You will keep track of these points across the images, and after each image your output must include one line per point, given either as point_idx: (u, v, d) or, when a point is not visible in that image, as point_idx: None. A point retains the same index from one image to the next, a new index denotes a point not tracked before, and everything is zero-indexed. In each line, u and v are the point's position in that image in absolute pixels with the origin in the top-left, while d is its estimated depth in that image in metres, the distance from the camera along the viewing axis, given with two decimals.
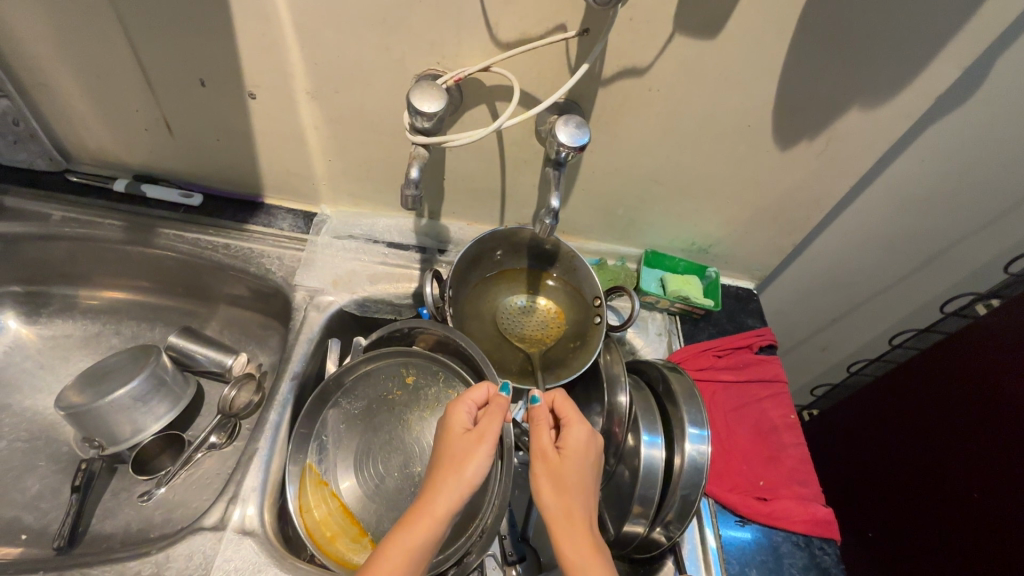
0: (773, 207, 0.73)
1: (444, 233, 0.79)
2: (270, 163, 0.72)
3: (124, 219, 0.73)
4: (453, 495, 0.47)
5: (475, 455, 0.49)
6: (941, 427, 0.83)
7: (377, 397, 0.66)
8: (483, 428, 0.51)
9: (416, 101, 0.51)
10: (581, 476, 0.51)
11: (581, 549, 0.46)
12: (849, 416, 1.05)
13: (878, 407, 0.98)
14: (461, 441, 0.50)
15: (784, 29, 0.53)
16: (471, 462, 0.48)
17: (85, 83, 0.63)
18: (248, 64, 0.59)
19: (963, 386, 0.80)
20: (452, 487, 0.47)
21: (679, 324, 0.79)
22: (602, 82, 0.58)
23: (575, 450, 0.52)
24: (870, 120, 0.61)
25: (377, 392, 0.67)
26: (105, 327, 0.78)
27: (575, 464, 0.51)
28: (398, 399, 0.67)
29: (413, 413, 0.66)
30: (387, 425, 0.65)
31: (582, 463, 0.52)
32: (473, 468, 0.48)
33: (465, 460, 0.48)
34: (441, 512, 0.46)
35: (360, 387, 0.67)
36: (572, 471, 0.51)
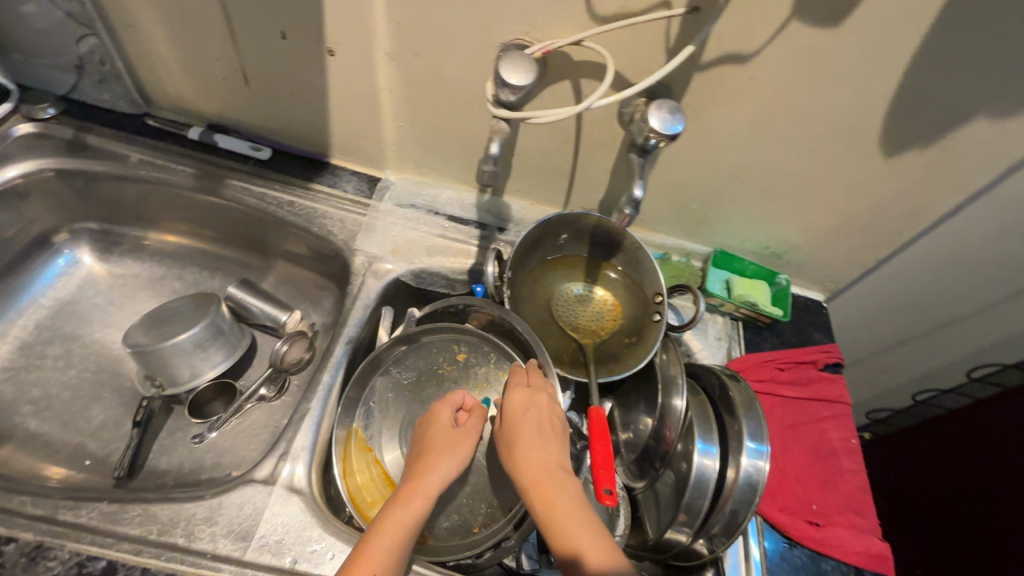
0: (863, 217, 0.68)
1: (506, 211, 0.77)
2: (340, 123, 0.71)
3: (195, 166, 0.73)
4: (439, 478, 0.53)
5: (455, 450, 0.55)
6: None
7: (427, 371, 0.66)
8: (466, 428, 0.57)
9: (504, 71, 0.48)
10: (528, 427, 0.54)
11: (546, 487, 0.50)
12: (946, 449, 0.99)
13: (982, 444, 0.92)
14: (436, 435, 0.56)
15: (916, 21, 0.47)
16: (453, 453, 0.55)
17: (169, 28, 0.63)
18: (331, 19, 0.57)
19: None
20: (440, 470, 0.53)
21: (741, 331, 0.75)
22: (700, 67, 0.54)
23: (515, 410, 0.55)
24: (996, 131, 0.54)
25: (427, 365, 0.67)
26: (169, 271, 0.80)
27: (521, 417, 0.55)
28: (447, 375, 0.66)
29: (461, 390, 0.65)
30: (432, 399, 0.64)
31: (525, 415, 0.55)
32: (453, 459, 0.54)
33: (448, 450, 0.54)
34: (429, 490, 0.51)
35: (411, 358, 0.67)
36: (520, 424, 0.54)
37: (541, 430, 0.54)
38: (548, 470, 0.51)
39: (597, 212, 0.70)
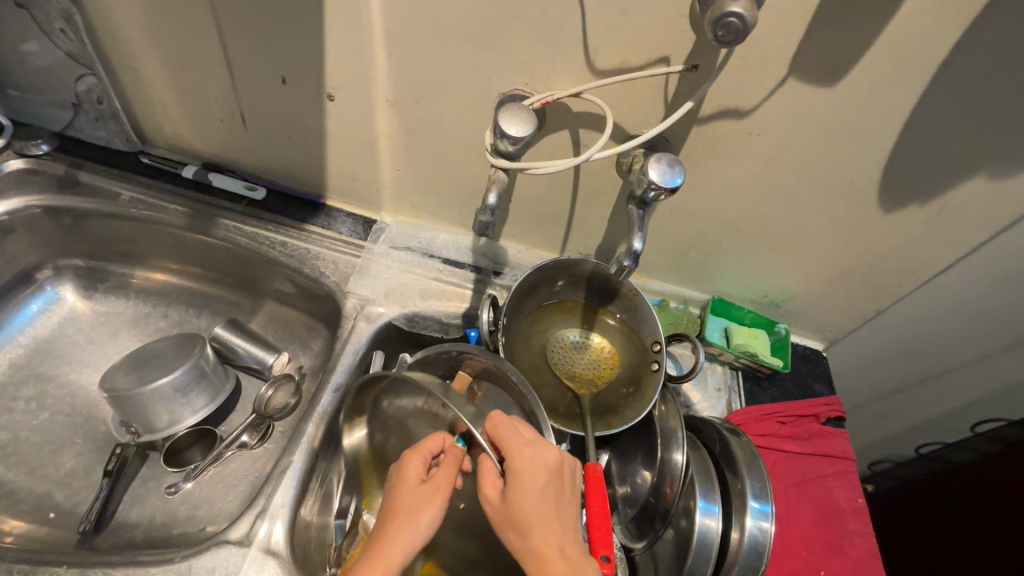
0: (862, 268, 0.67)
1: (502, 254, 0.76)
2: (337, 165, 0.70)
3: (187, 205, 0.72)
4: (407, 548, 0.47)
5: (427, 511, 0.49)
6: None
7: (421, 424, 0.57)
8: (438, 480, 0.50)
9: (503, 122, 0.48)
10: (527, 498, 0.48)
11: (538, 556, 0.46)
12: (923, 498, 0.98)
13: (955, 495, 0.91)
14: (410, 494, 0.50)
15: (912, 84, 0.48)
16: (425, 514, 0.49)
17: (170, 69, 0.63)
18: (332, 66, 0.58)
19: None
20: (406, 537, 0.48)
21: (741, 382, 0.74)
22: (698, 121, 0.54)
23: (525, 480, 0.48)
24: (994, 190, 0.55)
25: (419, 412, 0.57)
26: (154, 309, 0.78)
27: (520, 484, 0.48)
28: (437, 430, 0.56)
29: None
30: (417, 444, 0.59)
31: (527, 483, 0.48)
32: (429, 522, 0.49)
33: (420, 513, 0.49)
34: (392, 561, 0.46)
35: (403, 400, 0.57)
36: (520, 496, 0.47)
37: (553, 499, 0.49)
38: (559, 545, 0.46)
39: (594, 258, 0.69)
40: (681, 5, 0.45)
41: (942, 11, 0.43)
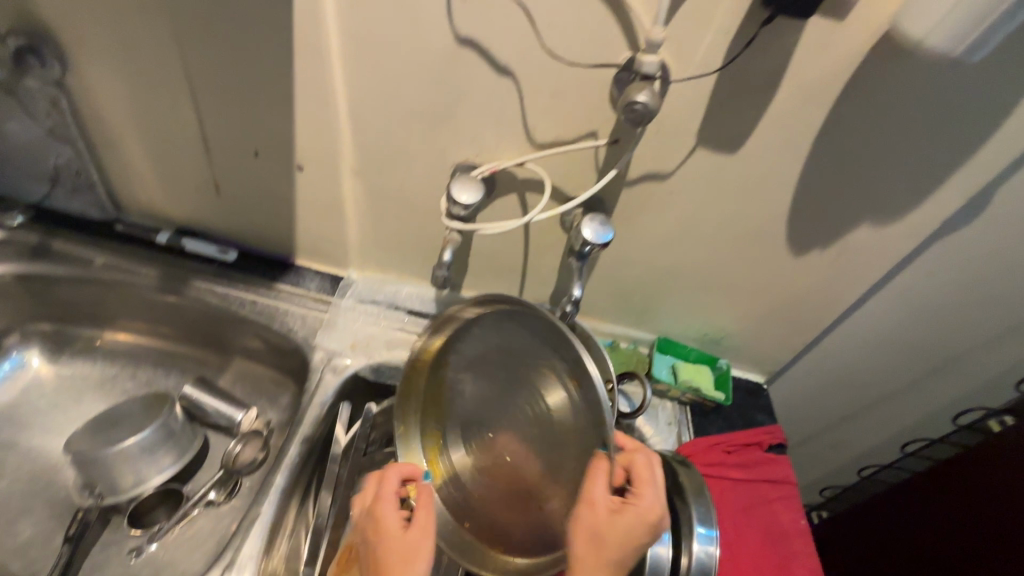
0: (785, 306, 0.75)
1: (463, 303, 0.81)
2: (306, 227, 0.75)
3: (160, 268, 0.75)
4: None
5: (418, 554, 0.53)
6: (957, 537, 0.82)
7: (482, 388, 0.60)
8: (420, 521, 0.55)
9: (454, 190, 0.55)
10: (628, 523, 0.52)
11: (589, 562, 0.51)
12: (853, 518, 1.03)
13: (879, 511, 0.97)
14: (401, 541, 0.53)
15: (797, 152, 0.57)
16: (420, 557, 0.53)
17: (149, 145, 0.69)
18: (301, 141, 0.64)
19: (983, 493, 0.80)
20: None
21: (689, 415, 0.79)
22: (627, 184, 0.62)
23: (639, 526, 0.52)
24: (879, 236, 0.64)
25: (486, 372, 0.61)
26: (122, 370, 0.79)
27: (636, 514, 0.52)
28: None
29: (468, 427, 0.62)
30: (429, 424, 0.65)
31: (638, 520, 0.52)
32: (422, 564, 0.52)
33: (414, 558, 0.52)
34: None
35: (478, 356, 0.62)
36: (619, 531, 0.51)
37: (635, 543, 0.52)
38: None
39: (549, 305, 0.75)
40: (600, 91, 0.54)
41: (811, 96, 0.52)
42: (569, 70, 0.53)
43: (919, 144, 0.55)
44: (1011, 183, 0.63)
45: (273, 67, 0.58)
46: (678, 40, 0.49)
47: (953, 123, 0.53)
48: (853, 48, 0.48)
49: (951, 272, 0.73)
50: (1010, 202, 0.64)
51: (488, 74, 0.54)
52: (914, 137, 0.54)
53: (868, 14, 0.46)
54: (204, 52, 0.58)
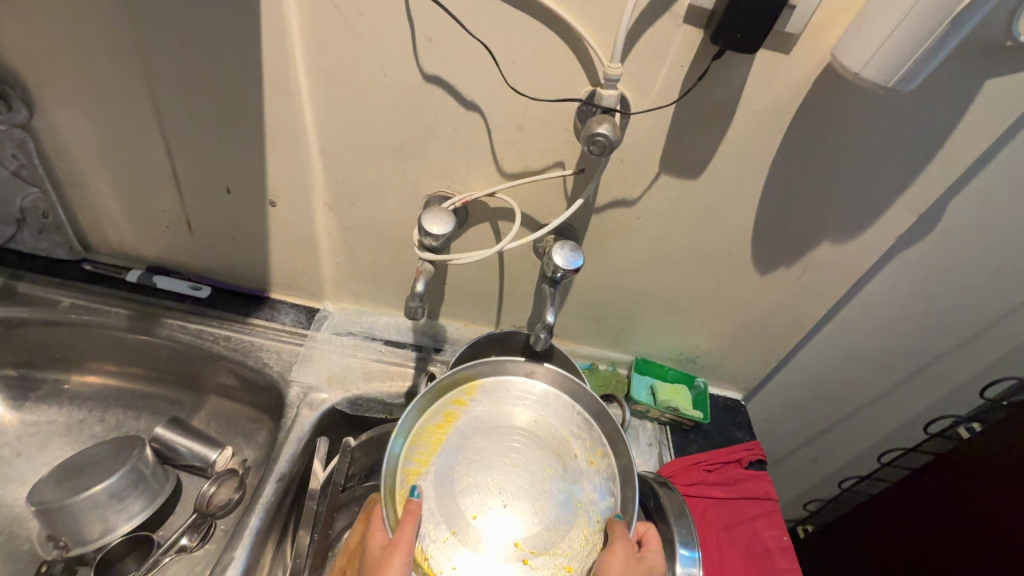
0: (756, 323, 0.77)
1: (441, 331, 0.81)
2: (280, 261, 0.75)
3: (130, 307, 0.75)
4: None
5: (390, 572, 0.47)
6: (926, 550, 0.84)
7: (495, 444, 0.59)
8: (398, 538, 0.50)
9: (426, 222, 0.56)
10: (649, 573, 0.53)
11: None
12: (841, 536, 1.03)
13: (867, 526, 0.98)
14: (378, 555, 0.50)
15: (755, 175, 0.59)
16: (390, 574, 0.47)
17: (119, 185, 0.69)
18: (273, 177, 0.65)
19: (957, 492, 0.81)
20: None
21: (670, 435, 0.80)
22: (596, 210, 0.64)
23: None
24: (840, 253, 0.66)
25: (506, 427, 0.60)
26: (90, 415, 0.77)
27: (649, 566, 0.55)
28: (496, 452, 0.58)
29: (450, 474, 0.56)
30: (406, 462, 0.56)
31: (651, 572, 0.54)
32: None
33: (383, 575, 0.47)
34: None
35: (504, 412, 0.61)
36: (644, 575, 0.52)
37: None
38: None
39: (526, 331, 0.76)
40: (564, 123, 0.56)
41: (763, 123, 0.55)
42: (533, 104, 0.54)
43: (869, 165, 0.57)
44: (960, 199, 0.66)
45: (243, 106, 0.59)
46: (635, 73, 0.52)
47: (898, 145, 0.55)
48: (799, 78, 0.51)
49: (911, 284, 0.75)
50: (960, 216, 0.67)
51: (456, 110, 0.56)
52: (862, 158, 0.57)
53: (812, 47, 0.49)
54: (174, 93, 0.59)
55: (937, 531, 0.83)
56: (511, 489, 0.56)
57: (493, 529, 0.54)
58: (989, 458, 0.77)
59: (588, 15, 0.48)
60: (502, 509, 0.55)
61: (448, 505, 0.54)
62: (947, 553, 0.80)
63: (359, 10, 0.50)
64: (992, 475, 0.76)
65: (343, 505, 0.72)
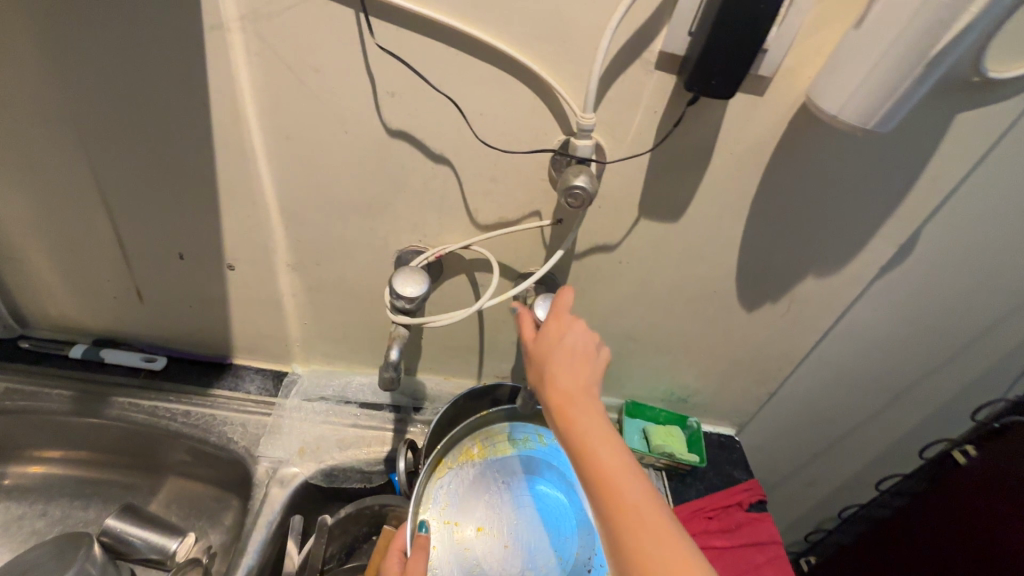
0: (745, 359, 0.75)
1: (420, 389, 0.76)
2: (242, 326, 0.70)
3: (74, 387, 0.69)
4: None
5: None
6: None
7: (537, 508, 0.59)
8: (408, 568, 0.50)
9: (397, 284, 0.52)
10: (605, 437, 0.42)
11: (637, 522, 0.38)
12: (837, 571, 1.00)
13: (865, 558, 0.94)
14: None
15: (737, 214, 0.58)
16: None
17: (58, 256, 0.63)
18: (231, 241, 0.60)
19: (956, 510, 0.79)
20: None
21: (667, 482, 0.76)
22: (576, 257, 0.61)
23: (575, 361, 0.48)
24: (824, 285, 0.65)
25: (571, 501, 0.60)
26: (31, 509, 0.69)
27: (598, 441, 0.42)
28: (531, 503, 0.59)
29: (493, 486, 0.59)
30: (470, 457, 0.61)
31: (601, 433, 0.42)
32: None
33: None
34: None
35: (576, 491, 0.60)
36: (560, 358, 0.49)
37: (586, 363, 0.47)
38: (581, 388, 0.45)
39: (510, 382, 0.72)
40: (539, 173, 0.53)
41: (741, 163, 0.53)
42: (505, 155, 0.52)
43: (848, 200, 0.57)
44: (937, 228, 0.66)
45: (193, 169, 0.55)
46: (609, 121, 0.50)
47: (876, 179, 0.55)
48: (774, 119, 0.50)
49: (896, 309, 0.74)
50: (939, 241, 0.67)
51: (423, 164, 0.53)
52: (841, 192, 0.56)
53: (785, 89, 0.48)
54: (116, 158, 0.54)
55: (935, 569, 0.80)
56: (519, 541, 0.56)
57: (485, 545, 0.56)
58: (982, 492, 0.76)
59: (557, 66, 0.46)
60: (501, 545, 0.56)
61: (471, 502, 0.58)
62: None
63: (314, 67, 0.47)
64: (988, 510, 0.75)
65: None
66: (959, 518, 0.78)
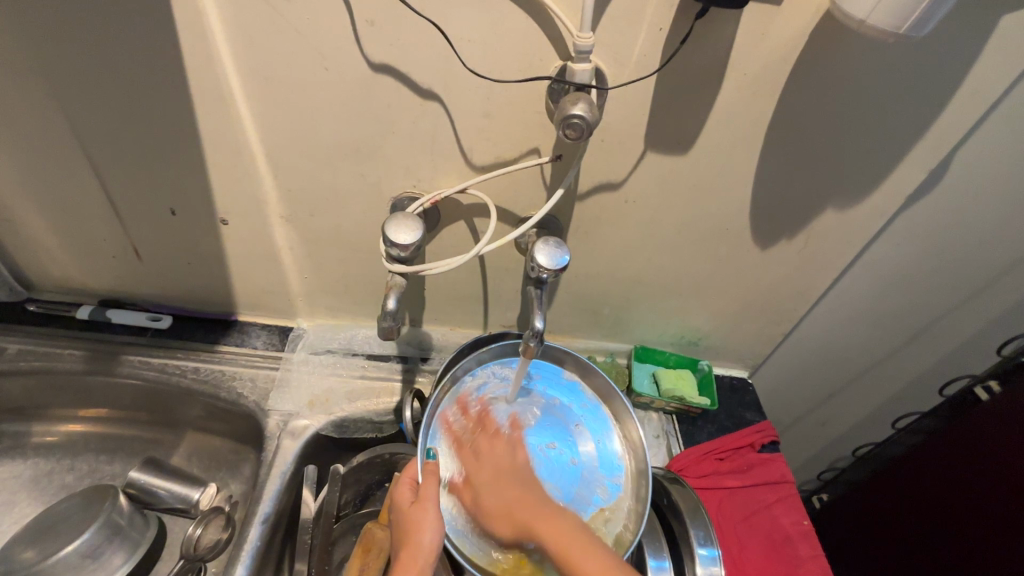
0: (759, 299, 0.72)
1: (426, 339, 0.75)
2: (242, 283, 0.70)
3: (86, 348, 0.70)
4: (429, 542, 0.49)
5: (426, 525, 0.49)
6: (945, 551, 0.81)
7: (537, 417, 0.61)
8: (425, 494, 0.51)
9: (391, 232, 0.50)
10: (518, 484, 0.54)
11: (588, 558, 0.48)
12: (852, 505, 1.01)
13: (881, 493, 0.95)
14: (408, 516, 0.50)
15: (751, 145, 0.54)
16: (427, 527, 0.49)
17: (51, 216, 0.62)
18: (220, 195, 0.59)
19: (976, 446, 0.78)
20: (430, 533, 0.49)
21: (677, 425, 0.76)
22: (579, 197, 0.58)
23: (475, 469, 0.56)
24: (844, 220, 0.61)
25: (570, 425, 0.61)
26: (58, 465, 0.71)
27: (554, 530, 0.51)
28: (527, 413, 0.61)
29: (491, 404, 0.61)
30: (478, 393, 0.61)
31: (520, 476, 0.55)
32: (430, 534, 0.49)
33: (419, 529, 0.49)
34: (426, 554, 0.48)
35: (577, 424, 0.62)
36: (477, 474, 0.55)
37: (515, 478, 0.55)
38: (516, 477, 0.55)
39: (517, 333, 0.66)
40: (537, 104, 0.50)
41: (757, 84, 0.49)
42: (498, 86, 0.48)
43: (874, 123, 0.52)
44: (969, 151, 0.61)
45: (172, 119, 0.52)
46: (610, 43, 0.46)
47: (905, 99, 0.50)
48: (794, 30, 0.45)
49: (922, 244, 0.70)
50: (973, 166, 0.62)
51: (411, 101, 0.50)
52: (866, 116, 0.52)
53: None
54: (90, 111, 0.52)
55: (955, 532, 0.80)
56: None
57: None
58: (992, 454, 0.75)
59: None
60: None
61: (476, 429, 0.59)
62: (974, 542, 0.77)
63: None
64: (1001, 472, 0.74)
65: (340, 537, 0.65)
66: (971, 478, 0.78)
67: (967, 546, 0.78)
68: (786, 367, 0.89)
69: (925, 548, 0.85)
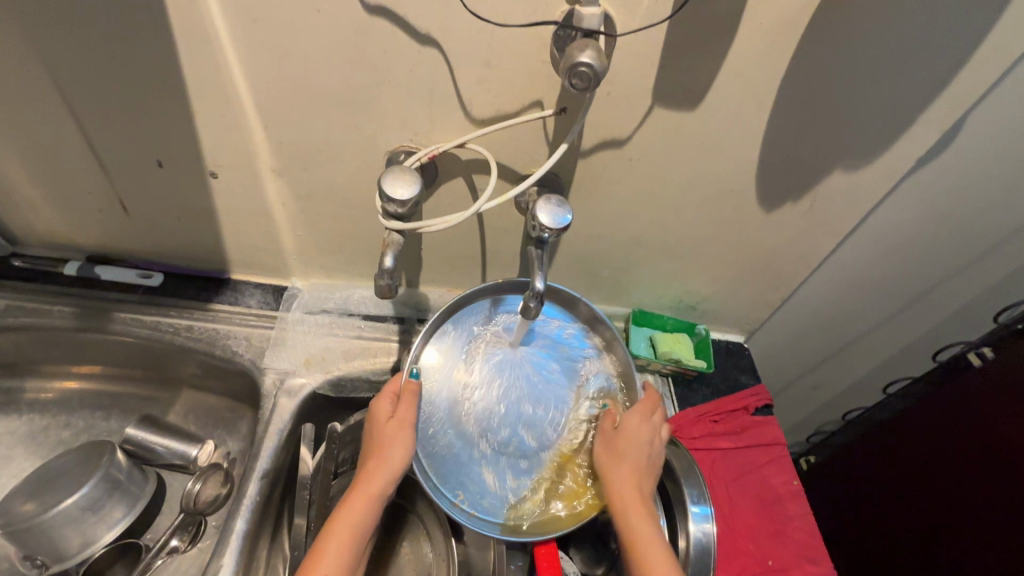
0: (759, 263, 0.71)
1: (423, 300, 0.75)
2: (235, 240, 0.68)
3: (74, 303, 0.68)
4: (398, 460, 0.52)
5: (398, 443, 0.52)
6: (931, 511, 0.83)
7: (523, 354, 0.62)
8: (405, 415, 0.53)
9: (387, 187, 0.48)
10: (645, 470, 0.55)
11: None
12: (840, 465, 1.03)
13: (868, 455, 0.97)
14: (383, 431, 0.53)
15: (762, 101, 0.52)
16: (399, 446, 0.52)
17: (32, 167, 0.60)
18: (209, 147, 0.56)
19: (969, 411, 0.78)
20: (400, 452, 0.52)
21: (672, 388, 0.76)
22: (582, 154, 0.56)
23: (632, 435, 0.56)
24: (852, 182, 0.60)
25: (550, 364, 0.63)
26: (55, 420, 0.71)
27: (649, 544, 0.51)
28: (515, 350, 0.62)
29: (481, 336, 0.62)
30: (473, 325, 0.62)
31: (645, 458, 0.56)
32: (400, 453, 0.52)
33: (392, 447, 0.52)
34: (393, 469, 0.52)
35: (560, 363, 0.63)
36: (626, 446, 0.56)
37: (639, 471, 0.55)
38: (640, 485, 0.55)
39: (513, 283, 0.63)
40: (541, 53, 0.47)
41: (771, 35, 0.46)
42: (501, 33, 0.45)
43: (890, 80, 0.50)
44: (984, 112, 0.59)
45: (154, 65, 0.49)
46: None
47: (924, 53, 0.48)
48: None
49: (927, 209, 0.69)
50: (986, 128, 0.60)
51: (408, 47, 0.47)
52: (882, 73, 0.50)
53: None
54: (65, 55, 0.49)
55: (938, 496, 0.83)
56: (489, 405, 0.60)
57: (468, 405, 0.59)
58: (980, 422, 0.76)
59: None
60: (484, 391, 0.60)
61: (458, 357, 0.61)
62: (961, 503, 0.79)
63: None
64: (993, 455, 0.74)
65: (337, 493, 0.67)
66: (959, 447, 0.79)
67: (954, 507, 0.80)
68: (782, 332, 0.89)
69: (912, 509, 0.87)
